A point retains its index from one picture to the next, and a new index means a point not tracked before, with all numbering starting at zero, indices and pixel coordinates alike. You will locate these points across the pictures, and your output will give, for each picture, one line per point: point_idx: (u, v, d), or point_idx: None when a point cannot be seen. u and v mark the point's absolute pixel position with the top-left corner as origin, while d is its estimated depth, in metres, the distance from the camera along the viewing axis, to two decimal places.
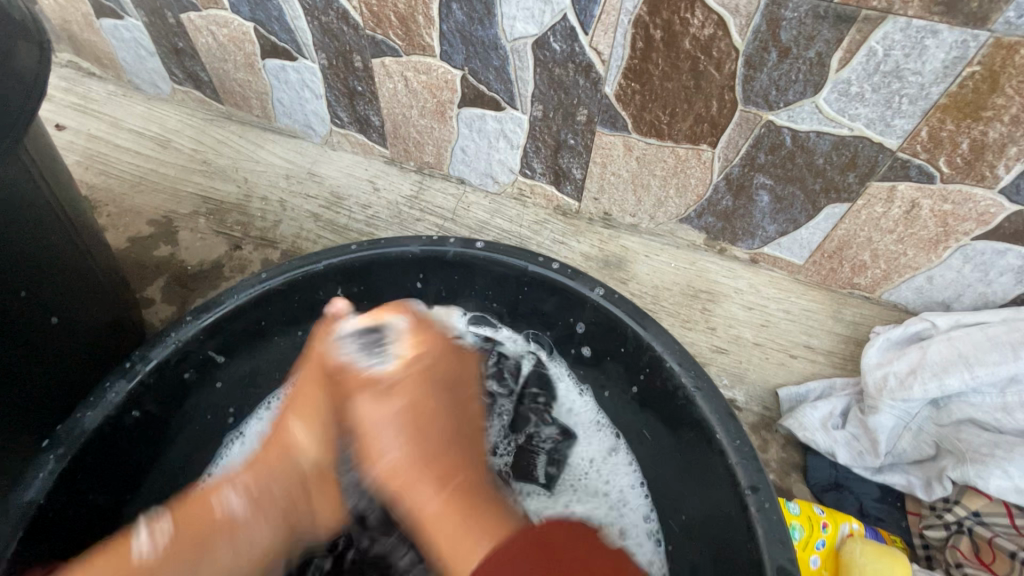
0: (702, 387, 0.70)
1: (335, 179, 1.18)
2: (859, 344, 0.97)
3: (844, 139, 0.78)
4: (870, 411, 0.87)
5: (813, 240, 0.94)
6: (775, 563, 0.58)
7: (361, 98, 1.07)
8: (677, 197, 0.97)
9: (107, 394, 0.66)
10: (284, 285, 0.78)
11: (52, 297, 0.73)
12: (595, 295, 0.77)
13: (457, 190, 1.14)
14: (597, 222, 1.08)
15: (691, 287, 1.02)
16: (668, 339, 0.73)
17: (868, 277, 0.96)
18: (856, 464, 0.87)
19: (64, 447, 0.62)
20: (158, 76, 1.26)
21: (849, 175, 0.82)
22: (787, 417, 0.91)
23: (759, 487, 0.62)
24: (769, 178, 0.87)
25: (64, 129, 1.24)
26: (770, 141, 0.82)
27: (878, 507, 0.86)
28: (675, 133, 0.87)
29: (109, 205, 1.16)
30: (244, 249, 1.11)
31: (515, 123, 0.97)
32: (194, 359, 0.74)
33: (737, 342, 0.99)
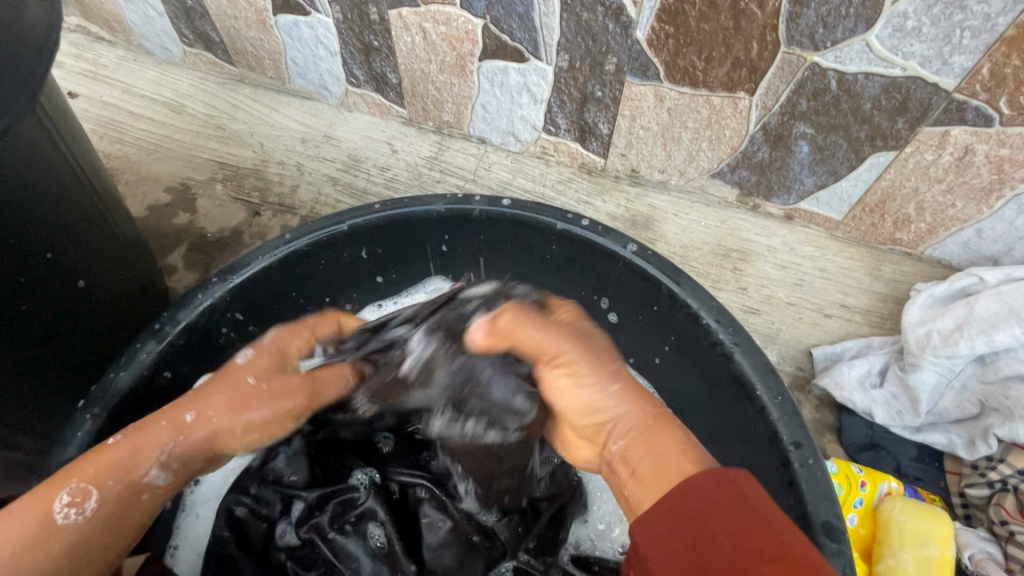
0: (742, 343, 0.67)
1: (352, 141, 1.15)
2: (898, 303, 0.94)
3: (895, 80, 0.73)
4: (911, 369, 0.85)
5: (853, 193, 0.89)
6: (822, 519, 0.57)
7: (377, 54, 1.03)
8: (710, 150, 0.93)
9: (138, 355, 0.66)
10: (308, 246, 0.76)
11: (76, 260, 0.72)
12: (628, 252, 0.75)
13: (477, 150, 1.10)
14: (624, 180, 1.04)
15: (722, 246, 0.99)
16: (704, 295, 0.71)
17: (911, 232, 0.91)
18: (895, 423, 0.85)
19: (100, 407, 0.62)
20: (168, 39, 1.22)
21: (898, 120, 0.77)
22: (823, 376, 0.89)
23: (802, 443, 0.61)
24: (810, 127, 0.82)
25: (77, 96, 1.22)
26: (813, 85, 0.77)
27: (916, 467, 0.85)
28: (710, 80, 0.82)
29: (126, 172, 1.14)
30: (263, 216, 1.10)
31: (539, 75, 0.92)
32: (221, 321, 0.73)
33: (770, 302, 0.96)
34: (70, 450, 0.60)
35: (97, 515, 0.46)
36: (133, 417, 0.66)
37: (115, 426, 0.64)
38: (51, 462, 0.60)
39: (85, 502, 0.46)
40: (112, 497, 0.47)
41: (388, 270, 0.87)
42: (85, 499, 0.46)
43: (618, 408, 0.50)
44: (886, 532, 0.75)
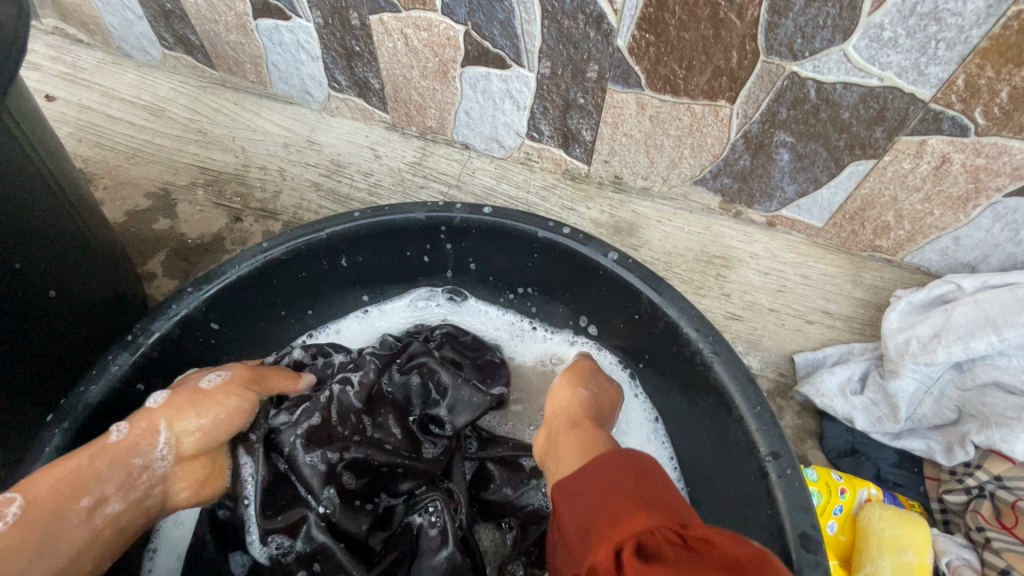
0: (721, 352, 0.67)
1: (335, 146, 1.14)
2: (878, 309, 0.95)
3: (873, 90, 0.73)
4: (890, 376, 0.85)
5: (834, 201, 0.90)
6: (799, 529, 0.57)
7: (359, 59, 1.02)
8: (693, 157, 0.93)
9: (111, 367, 0.65)
10: (286, 255, 0.75)
11: (49, 270, 0.71)
12: (608, 261, 0.74)
13: (461, 155, 1.10)
14: (608, 186, 1.04)
15: (705, 253, 0.99)
16: (684, 305, 0.71)
17: (891, 239, 0.92)
18: (874, 430, 0.85)
19: (70, 421, 0.61)
20: (148, 42, 1.21)
21: (876, 129, 0.77)
22: (804, 383, 0.90)
23: (780, 453, 0.61)
24: (790, 135, 0.83)
25: (54, 100, 1.20)
26: (793, 94, 0.77)
27: (895, 473, 0.85)
28: (691, 88, 0.82)
29: (105, 177, 1.13)
30: (245, 222, 1.08)
31: (521, 81, 0.92)
32: (198, 330, 0.72)
33: (752, 308, 0.96)
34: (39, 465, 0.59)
35: (21, 522, 0.49)
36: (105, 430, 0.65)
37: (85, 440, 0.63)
38: (17, 478, 0.58)
39: (8, 509, 0.49)
40: (41, 510, 0.50)
41: (369, 278, 0.86)
42: (9, 506, 0.49)
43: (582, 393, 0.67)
44: (865, 538, 0.75)
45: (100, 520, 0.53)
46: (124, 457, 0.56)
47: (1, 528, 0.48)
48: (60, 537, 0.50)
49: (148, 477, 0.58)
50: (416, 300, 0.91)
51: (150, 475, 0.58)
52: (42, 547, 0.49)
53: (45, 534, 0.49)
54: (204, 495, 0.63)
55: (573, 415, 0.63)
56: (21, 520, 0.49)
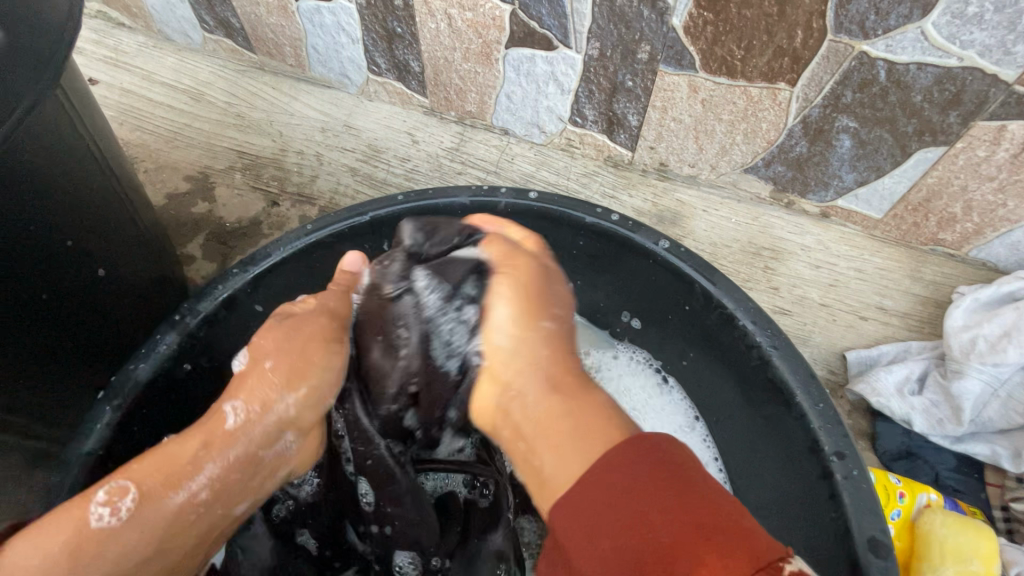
0: (780, 346, 0.64)
1: (372, 131, 1.12)
2: (939, 306, 0.90)
3: (950, 71, 0.69)
4: (954, 376, 0.81)
5: (896, 191, 0.85)
6: (867, 534, 0.54)
7: (400, 41, 1.00)
8: (745, 144, 0.89)
9: (159, 346, 0.64)
10: (330, 237, 0.74)
11: (98, 248, 0.71)
12: (660, 249, 0.72)
13: (500, 141, 1.07)
14: (651, 174, 1.01)
15: (753, 245, 0.95)
16: (741, 295, 0.68)
17: (956, 233, 0.87)
18: (935, 432, 0.81)
19: (121, 398, 0.61)
20: (189, 25, 1.21)
21: (950, 114, 0.73)
22: (858, 381, 0.86)
23: (846, 453, 0.58)
24: (854, 120, 0.78)
25: (97, 83, 1.21)
26: (860, 76, 0.73)
27: (955, 478, 0.81)
28: (749, 70, 0.78)
29: (145, 160, 1.13)
30: (281, 206, 1.08)
31: (567, 63, 0.89)
32: (242, 312, 0.72)
33: (802, 303, 0.93)
34: (90, 442, 0.59)
35: (132, 518, 0.49)
36: (153, 408, 0.65)
37: (134, 418, 0.63)
38: (69, 453, 0.58)
39: (120, 501, 0.49)
40: (148, 502, 0.50)
41: None
42: (123, 499, 0.49)
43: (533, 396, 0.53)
44: (925, 545, 0.72)
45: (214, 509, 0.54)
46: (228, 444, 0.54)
47: (115, 524, 0.49)
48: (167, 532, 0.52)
49: (270, 458, 0.58)
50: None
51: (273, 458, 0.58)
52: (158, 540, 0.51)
53: (156, 529, 0.51)
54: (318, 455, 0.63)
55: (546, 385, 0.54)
56: (137, 513, 0.49)
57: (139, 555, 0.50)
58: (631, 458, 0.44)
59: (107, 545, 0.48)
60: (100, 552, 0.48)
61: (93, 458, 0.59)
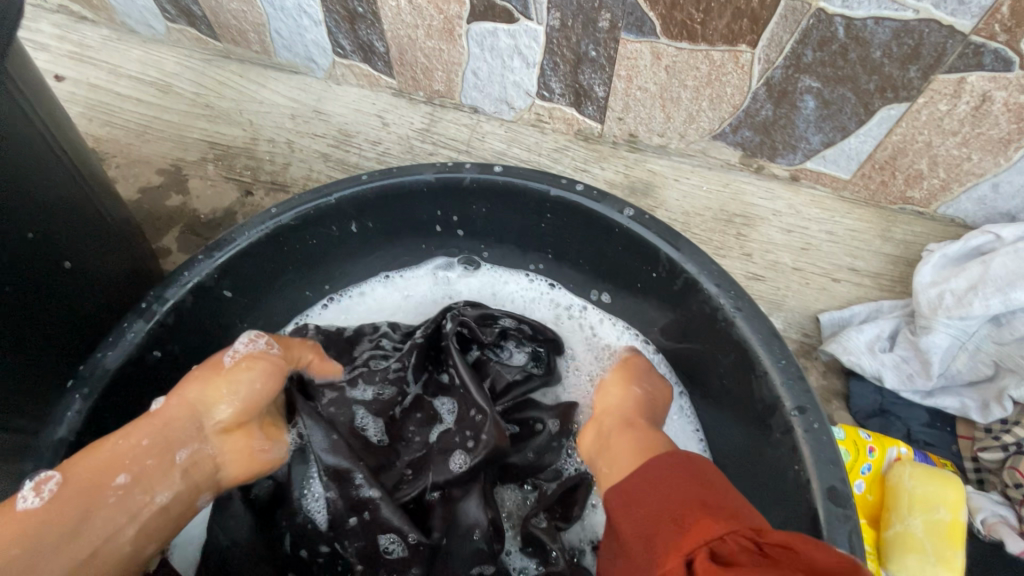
0: (743, 307, 0.65)
1: (342, 115, 1.12)
2: (909, 265, 0.91)
3: (907, 25, 0.68)
4: (923, 332, 0.82)
5: (863, 150, 0.85)
6: (826, 484, 0.55)
7: (363, 21, 0.99)
8: (711, 110, 0.89)
9: (126, 334, 0.65)
10: (295, 220, 0.74)
11: (62, 240, 0.71)
12: (624, 217, 0.72)
13: (470, 120, 1.07)
14: (622, 145, 1.01)
15: (726, 212, 0.96)
16: (704, 260, 0.68)
17: (924, 190, 0.88)
18: (905, 388, 0.82)
19: (90, 387, 0.62)
20: (151, 15, 1.19)
21: (910, 68, 0.72)
22: (831, 341, 0.86)
23: (806, 408, 0.59)
24: (816, 80, 0.78)
25: (63, 79, 1.20)
26: (819, 34, 0.73)
27: (927, 432, 0.83)
28: (709, 33, 0.78)
29: (117, 156, 1.12)
30: (255, 195, 1.08)
31: (529, 36, 0.88)
32: (211, 298, 0.72)
33: (775, 268, 0.93)
34: (62, 430, 0.59)
35: (59, 497, 0.51)
36: (125, 396, 0.65)
37: (106, 406, 0.63)
38: (42, 443, 0.59)
39: (46, 486, 0.51)
40: (74, 482, 0.52)
41: (379, 245, 0.84)
42: (48, 483, 0.52)
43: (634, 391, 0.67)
44: (895, 497, 0.73)
45: (137, 495, 0.55)
46: (162, 432, 0.58)
47: (38, 503, 0.50)
48: (95, 506, 0.52)
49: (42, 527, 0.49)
50: (436, 270, 0.89)
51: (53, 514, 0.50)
52: (84, 521, 0.51)
53: (84, 506, 0.52)
54: (253, 473, 0.64)
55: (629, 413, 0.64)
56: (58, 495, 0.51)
57: (68, 530, 0.50)
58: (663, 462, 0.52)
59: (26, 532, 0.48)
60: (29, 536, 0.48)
61: (65, 446, 0.59)
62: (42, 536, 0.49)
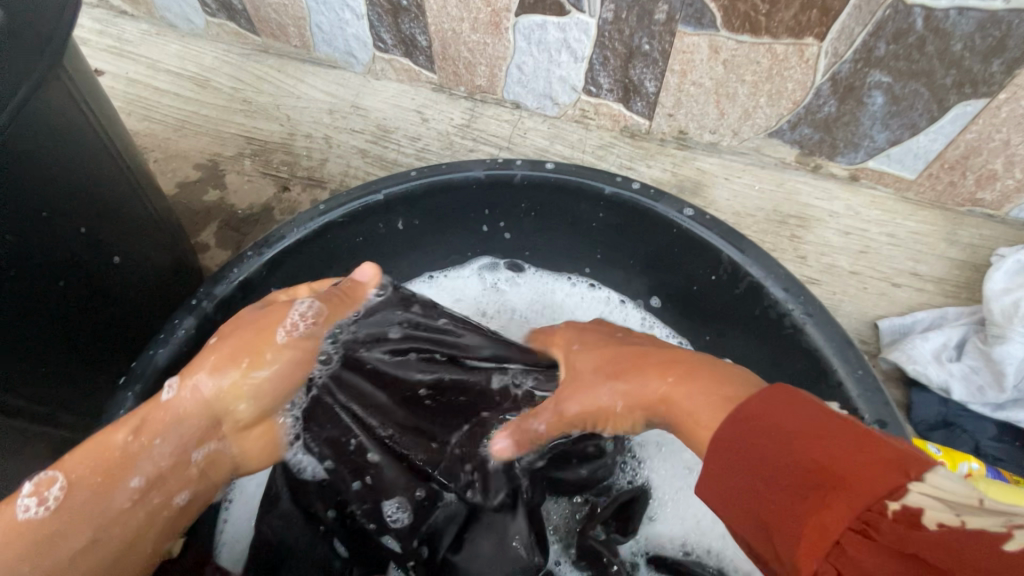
0: (814, 313, 0.62)
1: (381, 111, 1.10)
2: (977, 270, 0.86)
3: (994, 15, 0.64)
4: (996, 341, 0.78)
5: (932, 149, 0.81)
6: None
7: (406, 14, 0.97)
8: (769, 106, 0.85)
9: (177, 331, 0.63)
10: (344, 217, 0.72)
11: (112, 236, 0.70)
12: (684, 217, 0.69)
13: (512, 116, 1.04)
14: (670, 143, 0.97)
15: (779, 212, 0.92)
16: (771, 262, 0.65)
17: (996, 191, 0.83)
18: (975, 400, 0.78)
19: (142, 383, 0.61)
20: (191, 9, 1.19)
21: (993, 62, 0.68)
22: (892, 350, 0.83)
23: (888, 421, 0.55)
24: (887, 75, 0.74)
25: (103, 74, 1.20)
26: (895, 26, 0.69)
27: (996, 447, 0.78)
28: (774, 26, 0.74)
29: (155, 150, 1.12)
30: (292, 191, 1.07)
31: (580, 29, 0.86)
32: (259, 295, 0.70)
33: (831, 272, 0.89)
34: None
35: (63, 506, 0.49)
36: None
37: None
38: None
39: (48, 492, 0.49)
40: (80, 487, 0.49)
41: (423, 243, 0.82)
42: (49, 488, 0.49)
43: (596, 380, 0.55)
44: None
45: (153, 498, 0.53)
46: (176, 430, 0.53)
47: (45, 512, 0.48)
48: (109, 513, 0.50)
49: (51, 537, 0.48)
50: (481, 270, 0.87)
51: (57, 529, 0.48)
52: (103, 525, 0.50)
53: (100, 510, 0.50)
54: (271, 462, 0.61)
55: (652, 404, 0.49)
56: (67, 501, 0.49)
57: (82, 539, 0.49)
58: (735, 427, 0.41)
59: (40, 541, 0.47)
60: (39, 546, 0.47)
61: None
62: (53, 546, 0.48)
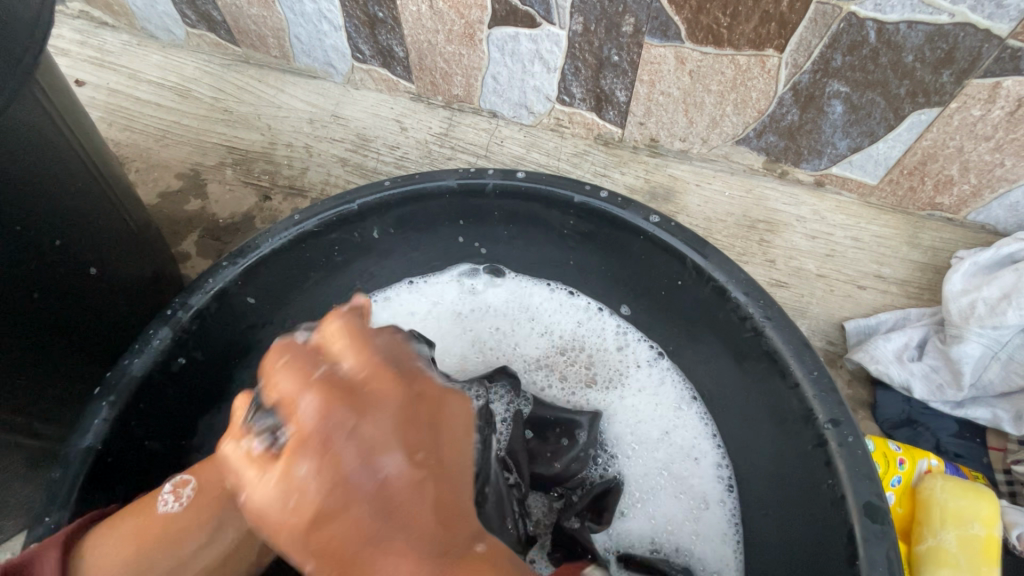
0: (774, 317, 0.64)
1: (360, 120, 1.12)
2: (938, 272, 0.89)
3: (941, 29, 0.67)
4: (953, 341, 0.81)
5: (891, 155, 0.83)
6: (863, 499, 0.54)
7: (383, 26, 0.99)
8: (736, 115, 0.87)
9: (152, 341, 0.65)
10: (318, 226, 0.74)
11: (88, 248, 0.71)
12: (650, 224, 0.71)
13: (489, 124, 1.06)
14: (643, 150, 1.00)
15: (748, 218, 0.94)
16: (732, 268, 0.67)
17: (953, 196, 0.86)
18: (935, 398, 0.81)
19: (117, 393, 0.62)
20: (171, 20, 1.20)
21: (943, 73, 0.71)
22: (857, 350, 0.85)
23: (840, 420, 0.58)
24: (845, 85, 0.77)
25: (84, 84, 1.20)
26: (849, 38, 0.71)
27: (956, 443, 0.81)
28: (735, 38, 0.77)
29: (136, 160, 1.13)
30: (273, 200, 1.08)
31: (552, 41, 0.88)
32: (235, 304, 0.72)
33: (799, 275, 0.91)
34: (89, 437, 0.59)
35: (194, 502, 0.54)
36: (150, 403, 0.65)
37: (132, 414, 0.63)
38: (69, 451, 0.59)
39: (183, 491, 0.55)
40: (205, 491, 0.55)
41: (400, 249, 0.84)
42: (184, 487, 0.55)
43: (367, 477, 0.35)
44: (926, 511, 0.72)
45: None
46: None
47: (177, 508, 0.54)
48: (223, 514, 0.55)
49: (175, 528, 0.53)
50: (461, 276, 0.89)
51: (185, 519, 0.53)
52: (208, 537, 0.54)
53: (218, 510, 0.55)
54: None
55: (414, 552, 0.35)
56: (195, 499, 0.54)
57: (201, 535, 0.53)
58: None
59: (168, 534, 0.52)
60: (169, 537, 0.52)
61: (93, 453, 0.59)
62: (180, 540, 0.53)
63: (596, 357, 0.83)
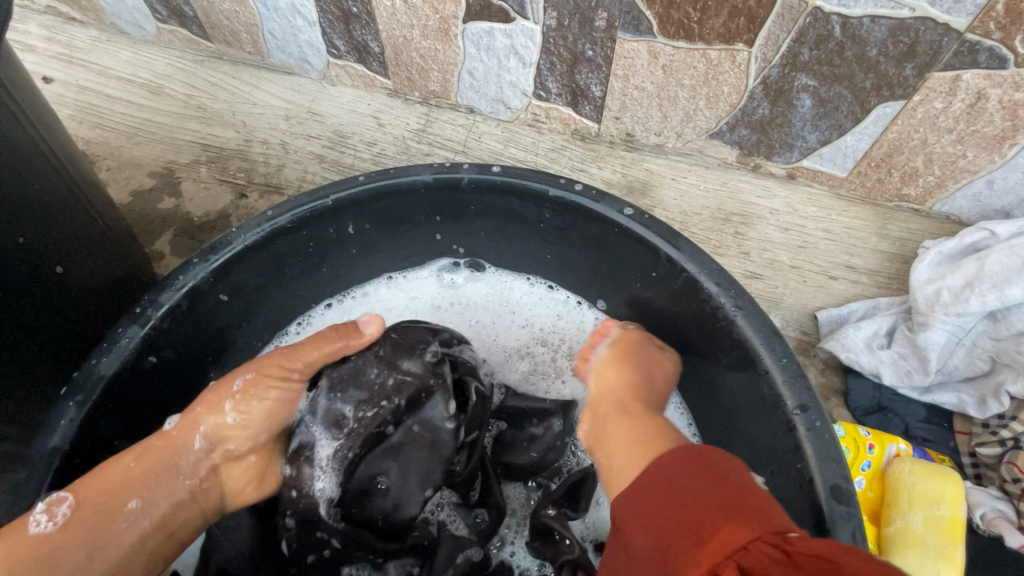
0: (745, 306, 0.65)
1: (337, 116, 1.11)
2: (906, 262, 0.91)
3: (903, 23, 0.69)
4: (920, 328, 0.83)
5: (859, 148, 0.85)
6: (830, 481, 0.55)
7: (357, 21, 0.98)
8: (709, 109, 0.89)
9: (121, 339, 0.63)
10: (292, 222, 0.73)
11: (53, 245, 0.69)
12: (624, 216, 0.71)
13: (466, 120, 1.06)
14: (619, 145, 1.00)
15: (723, 211, 0.96)
16: (704, 259, 0.68)
17: (919, 187, 0.88)
18: (903, 384, 0.83)
19: (84, 393, 0.60)
20: (142, 15, 1.18)
21: (906, 66, 0.73)
22: (828, 339, 0.87)
23: (808, 406, 0.59)
24: (813, 78, 0.78)
25: (51, 81, 1.17)
26: (816, 32, 0.73)
27: (924, 428, 0.83)
28: (706, 32, 0.78)
29: (107, 158, 1.11)
30: (249, 198, 1.06)
31: (526, 35, 0.88)
32: (207, 301, 0.71)
33: (773, 266, 0.93)
34: (56, 437, 0.58)
35: (68, 522, 0.54)
36: (120, 403, 0.64)
37: (101, 414, 0.62)
38: (35, 452, 0.58)
39: (59, 509, 0.54)
40: (85, 511, 0.55)
41: (377, 245, 0.83)
42: (60, 505, 0.54)
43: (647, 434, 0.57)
44: (895, 493, 0.74)
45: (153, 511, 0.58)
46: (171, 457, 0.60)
47: (52, 528, 0.53)
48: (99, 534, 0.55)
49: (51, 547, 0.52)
50: (440, 271, 0.89)
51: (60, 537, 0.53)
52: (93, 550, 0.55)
53: (93, 530, 0.55)
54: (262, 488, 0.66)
55: (622, 400, 0.62)
56: (72, 517, 0.54)
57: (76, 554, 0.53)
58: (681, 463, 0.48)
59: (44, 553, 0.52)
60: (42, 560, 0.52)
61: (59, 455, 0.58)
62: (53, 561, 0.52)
63: (575, 348, 0.84)
